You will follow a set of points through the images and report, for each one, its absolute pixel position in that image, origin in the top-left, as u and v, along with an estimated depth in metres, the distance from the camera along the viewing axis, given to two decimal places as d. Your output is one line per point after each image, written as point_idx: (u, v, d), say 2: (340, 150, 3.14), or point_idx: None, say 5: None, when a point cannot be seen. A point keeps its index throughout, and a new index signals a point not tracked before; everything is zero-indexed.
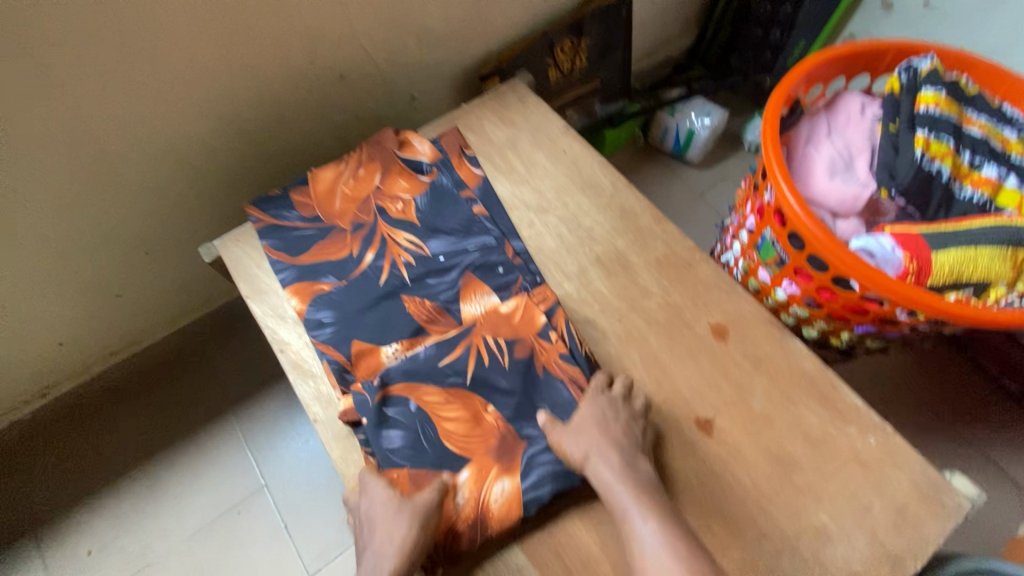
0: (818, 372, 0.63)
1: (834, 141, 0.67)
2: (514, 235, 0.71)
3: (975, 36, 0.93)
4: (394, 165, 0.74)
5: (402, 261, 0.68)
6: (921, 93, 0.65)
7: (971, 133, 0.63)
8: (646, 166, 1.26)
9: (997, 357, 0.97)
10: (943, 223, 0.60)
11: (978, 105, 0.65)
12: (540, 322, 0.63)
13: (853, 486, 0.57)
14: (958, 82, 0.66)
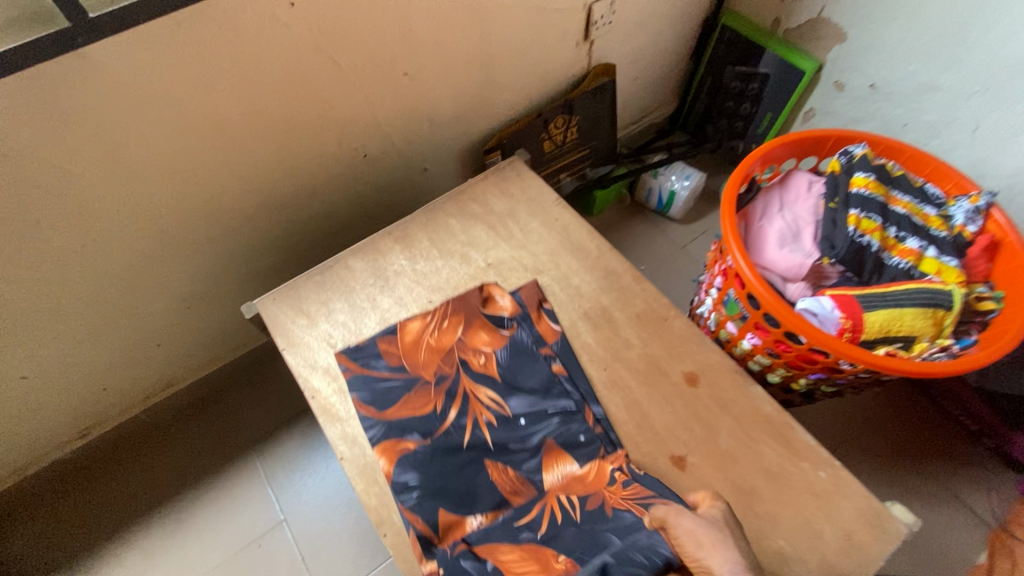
0: (776, 414, 0.72)
1: (784, 215, 0.79)
2: (593, 398, 0.73)
3: (915, 114, 1.08)
4: (475, 319, 0.79)
5: (483, 420, 0.71)
6: (854, 176, 0.78)
7: (897, 211, 0.75)
8: (634, 222, 1.39)
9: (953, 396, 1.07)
10: (874, 287, 0.71)
11: (902, 186, 0.77)
12: (608, 474, 0.67)
13: (807, 515, 0.66)
14: (887, 166, 0.79)
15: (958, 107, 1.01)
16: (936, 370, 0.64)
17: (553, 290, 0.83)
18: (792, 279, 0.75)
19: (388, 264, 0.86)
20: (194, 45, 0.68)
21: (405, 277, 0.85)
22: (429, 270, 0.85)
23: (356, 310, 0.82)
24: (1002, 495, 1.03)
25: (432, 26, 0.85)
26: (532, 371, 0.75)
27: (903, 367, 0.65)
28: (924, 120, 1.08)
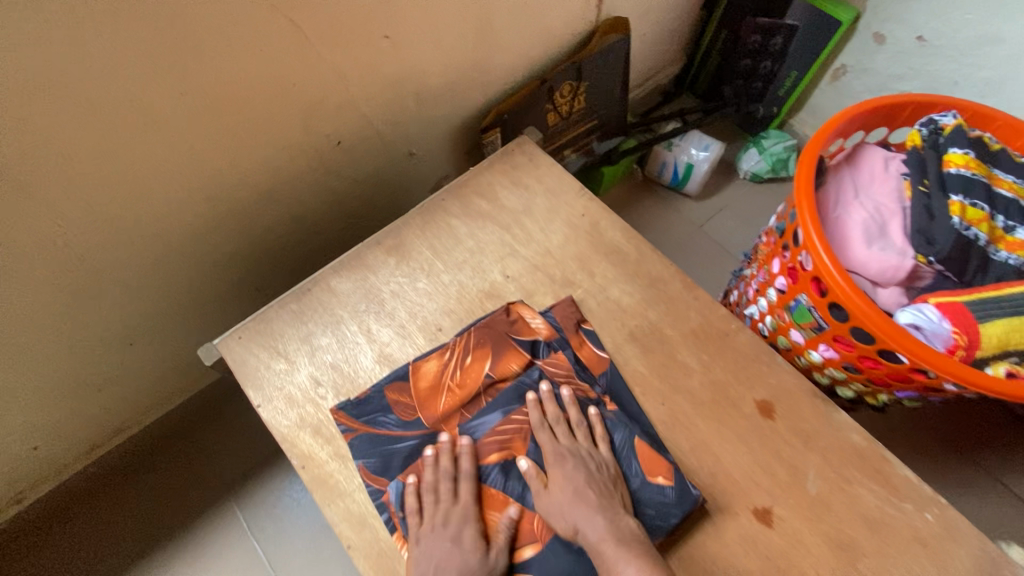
0: (868, 446, 0.61)
1: (863, 202, 0.66)
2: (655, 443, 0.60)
3: (967, 70, 0.96)
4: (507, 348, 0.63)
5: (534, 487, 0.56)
6: (948, 153, 0.65)
7: (1002, 195, 0.63)
8: (646, 201, 1.24)
9: None
10: (985, 290, 0.59)
11: (1002, 163, 0.65)
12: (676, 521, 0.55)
13: (918, 569, 0.56)
14: (982, 139, 0.66)
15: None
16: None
17: (590, 306, 0.68)
18: (883, 283, 0.62)
19: (382, 283, 0.69)
20: (97, 4, 0.48)
21: (405, 299, 0.68)
22: (435, 289, 0.69)
23: (348, 347, 0.65)
24: None
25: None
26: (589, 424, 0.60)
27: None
28: (979, 76, 0.95)
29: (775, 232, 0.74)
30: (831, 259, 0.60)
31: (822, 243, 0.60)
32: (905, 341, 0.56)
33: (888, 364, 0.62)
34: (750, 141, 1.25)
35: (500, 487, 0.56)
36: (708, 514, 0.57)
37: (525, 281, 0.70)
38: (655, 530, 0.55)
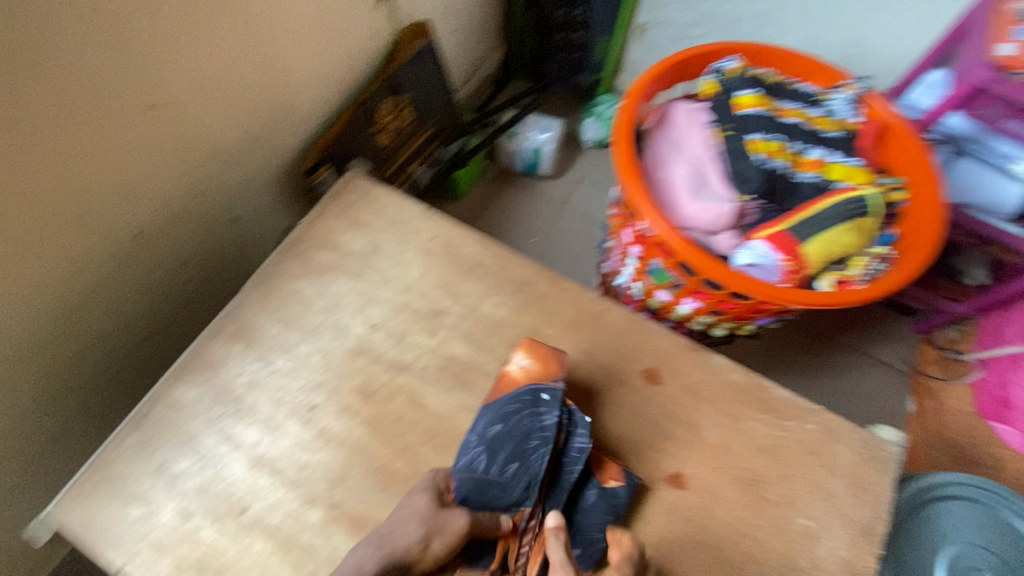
0: (748, 380, 0.65)
1: (682, 159, 0.70)
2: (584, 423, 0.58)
3: (744, 7, 1.04)
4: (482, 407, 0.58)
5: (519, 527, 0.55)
6: (738, 97, 0.70)
7: (789, 123, 0.69)
8: (507, 192, 1.24)
9: None
10: (799, 212, 0.64)
11: (783, 94, 0.71)
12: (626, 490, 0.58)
13: (814, 477, 0.61)
14: (764, 75, 0.72)
15: None
16: (887, 286, 0.60)
17: (466, 329, 0.66)
18: (718, 230, 0.66)
19: (233, 378, 0.62)
20: None
21: (264, 386, 0.61)
22: (296, 365, 0.63)
23: (212, 462, 0.58)
24: (905, 342, 1.14)
25: (169, 29, 0.58)
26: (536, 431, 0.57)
27: (861, 296, 0.60)
28: (756, 10, 1.04)
29: (619, 203, 0.76)
30: (665, 222, 0.63)
31: (652, 211, 0.63)
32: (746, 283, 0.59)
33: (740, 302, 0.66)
34: (585, 110, 1.28)
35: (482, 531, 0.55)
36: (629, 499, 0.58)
37: (392, 324, 0.66)
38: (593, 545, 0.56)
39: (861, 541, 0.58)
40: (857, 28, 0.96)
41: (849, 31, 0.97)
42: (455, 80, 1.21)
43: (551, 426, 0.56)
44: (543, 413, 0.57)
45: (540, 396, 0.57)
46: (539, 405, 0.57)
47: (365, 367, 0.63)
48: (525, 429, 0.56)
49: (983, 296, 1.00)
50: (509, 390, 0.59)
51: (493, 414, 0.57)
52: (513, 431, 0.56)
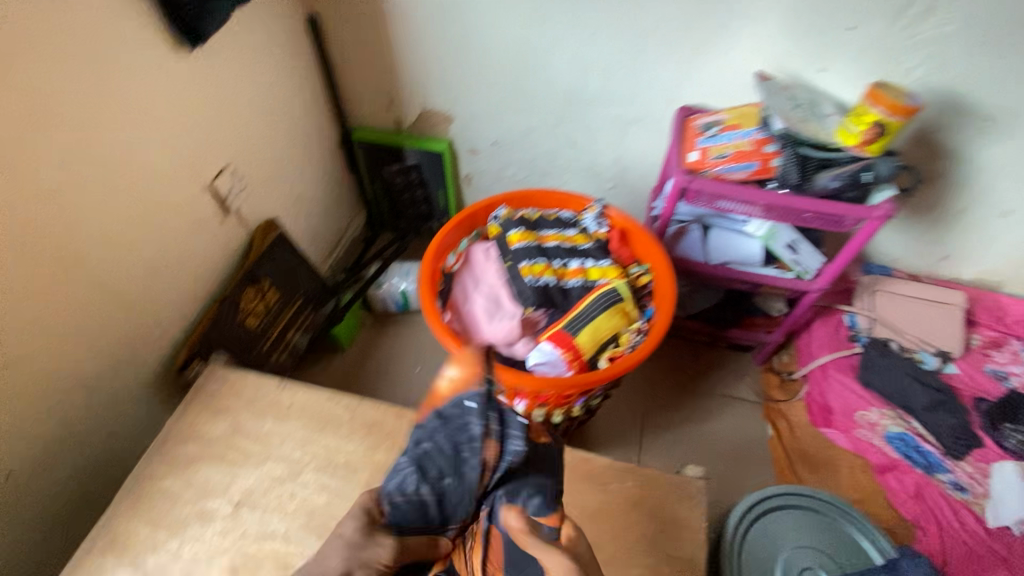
0: (571, 459, 0.77)
1: (480, 291, 0.89)
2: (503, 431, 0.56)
3: (533, 150, 1.30)
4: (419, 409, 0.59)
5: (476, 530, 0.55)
6: (510, 234, 0.90)
7: (551, 246, 0.90)
8: (386, 333, 1.38)
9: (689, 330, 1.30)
10: (570, 312, 0.82)
11: (544, 224, 0.93)
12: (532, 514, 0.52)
13: (638, 529, 0.71)
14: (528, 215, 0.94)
15: (554, 134, 1.25)
16: (639, 355, 0.77)
17: (321, 481, 0.75)
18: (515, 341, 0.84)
19: None
20: None
21: None
22: (165, 558, 0.69)
23: None
24: (755, 375, 1.28)
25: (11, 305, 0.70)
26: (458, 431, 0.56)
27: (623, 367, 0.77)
28: (542, 151, 1.30)
29: None
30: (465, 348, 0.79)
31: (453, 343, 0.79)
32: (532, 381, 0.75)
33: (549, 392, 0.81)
34: None
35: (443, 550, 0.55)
36: None
37: (252, 494, 0.74)
38: None
39: None
40: (617, 150, 1.23)
41: (611, 153, 1.24)
42: (317, 262, 1.39)
43: (477, 432, 0.55)
44: (468, 422, 0.56)
45: (464, 406, 0.57)
46: (465, 414, 0.56)
47: (231, 541, 0.70)
48: (452, 442, 0.56)
49: (786, 323, 1.19)
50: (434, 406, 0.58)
51: (424, 433, 0.57)
52: (441, 446, 0.56)
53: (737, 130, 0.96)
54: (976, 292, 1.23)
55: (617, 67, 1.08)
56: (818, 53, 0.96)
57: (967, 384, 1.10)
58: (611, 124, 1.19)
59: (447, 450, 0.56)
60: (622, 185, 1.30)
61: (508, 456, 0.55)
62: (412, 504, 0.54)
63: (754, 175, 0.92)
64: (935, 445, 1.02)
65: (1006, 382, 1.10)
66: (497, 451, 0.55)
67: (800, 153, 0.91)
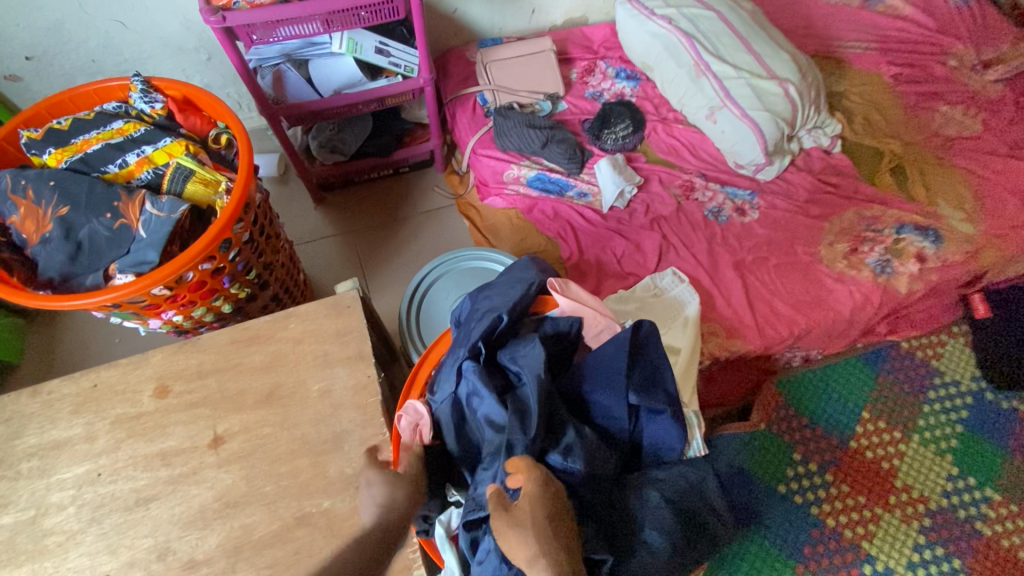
0: (231, 332, 0.81)
1: (38, 230, 0.76)
2: (3, 187, 0.77)
3: (82, 49, 1.11)
4: (64, 196, 0.76)
5: (83, 213, 0.75)
6: (46, 159, 0.80)
7: (96, 150, 0.80)
8: (61, 320, 1.23)
9: (366, 170, 1.35)
10: (160, 192, 0.80)
11: (80, 128, 0.82)
12: (50, 214, 0.76)
13: (311, 352, 0.79)
14: (53, 128, 0.82)
15: (90, 20, 1.07)
16: (239, 202, 0.77)
17: None
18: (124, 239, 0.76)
19: None
20: None
21: None
22: None
23: None
24: (438, 181, 1.43)
25: None
26: (61, 180, 0.76)
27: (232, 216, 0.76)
28: (96, 47, 1.12)
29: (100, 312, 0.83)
30: (68, 302, 0.71)
31: (48, 302, 0.71)
32: (162, 276, 0.73)
33: (197, 275, 0.80)
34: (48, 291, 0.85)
35: (152, 239, 0.75)
36: (186, 478, 0.71)
37: None
38: (186, 536, 0.68)
39: (359, 363, 0.78)
40: (175, 14, 1.10)
41: (174, 20, 1.11)
42: None
43: (40, 174, 0.77)
44: (17, 171, 0.78)
45: (45, 169, 0.78)
46: (60, 169, 0.78)
47: None
48: (75, 179, 0.77)
49: (431, 128, 1.30)
50: (63, 163, 0.80)
51: (66, 180, 0.77)
52: (73, 177, 0.77)
53: None
54: (564, 32, 1.45)
55: None
56: None
57: (575, 113, 1.36)
58: None
59: (100, 182, 0.77)
60: (216, 53, 1.19)
61: (24, 183, 0.77)
62: (130, 196, 0.77)
63: None
64: (560, 172, 1.27)
65: (601, 100, 1.38)
66: (8, 193, 0.77)
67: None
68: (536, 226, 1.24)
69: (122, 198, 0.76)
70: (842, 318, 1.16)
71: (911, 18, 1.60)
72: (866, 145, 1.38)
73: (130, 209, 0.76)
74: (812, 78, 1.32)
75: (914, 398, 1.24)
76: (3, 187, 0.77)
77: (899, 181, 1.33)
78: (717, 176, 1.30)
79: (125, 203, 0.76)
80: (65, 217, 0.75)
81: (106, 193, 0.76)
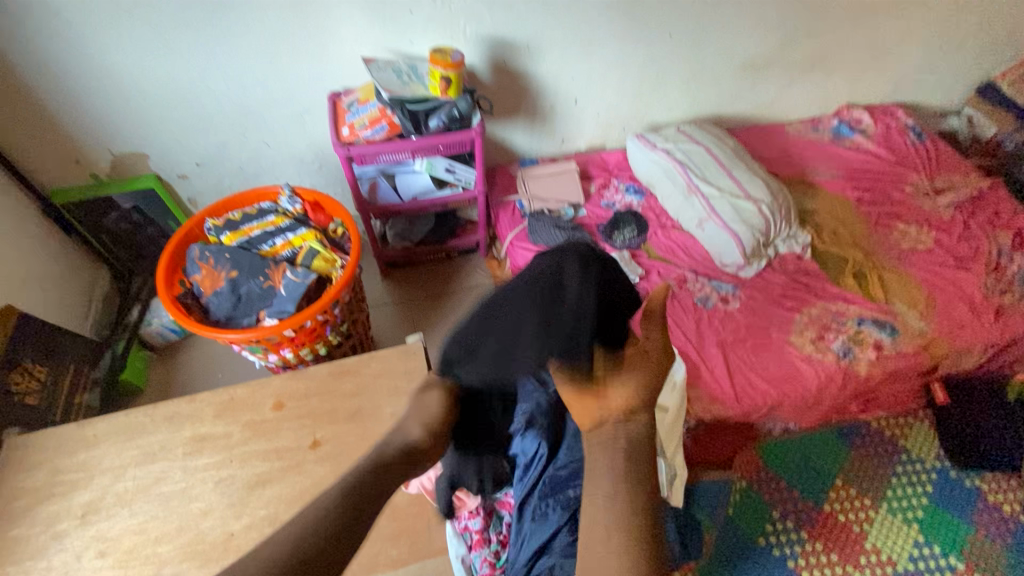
0: (332, 367, 1.11)
1: (212, 286, 1.10)
2: (193, 257, 1.13)
3: (234, 161, 1.54)
4: (233, 264, 1.11)
5: (246, 277, 1.10)
6: (222, 240, 1.17)
7: (256, 235, 1.17)
8: (177, 359, 1.57)
9: (425, 253, 1.71)
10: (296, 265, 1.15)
11: (246, 219, 1.19)
12: (224, 276, 1.10)
13: (387, 385, 1.08)
14: (228, 218, 1.20)
15: (246, 142, 1.50)
16: (351, 274, 1.11)
17: (145, 469, 0.99)
18: (272, 294, 1.10)
19: None
20: None
21: None
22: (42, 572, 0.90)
23: None
24: (480, 265, 1.77)
25: None
26: (232, 254, 1.12)
27: (346, 283, 1.10)
28: (244, 160, 1.54)
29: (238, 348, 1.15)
30: (232, 336, 1.04)
31: (218, 336, 1.04)
32: (295, 321, 1.05)
33: (313, 322, 1.12)
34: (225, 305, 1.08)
35: (290, 296, 1.08)
36: (292, 467, 0.99)
37: (93, 505, 0.96)
38: (290, 510, 0.94)
39: None
40: (304, 141, 1.53)
41: (304, 142, 1.53)
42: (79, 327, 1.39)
43: (218, 248, 1.13)
44: (203, 246, 1.15)
45: (222, 245, 1.15)
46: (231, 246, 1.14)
47: (89, 540, 0.93)
48: (242, 254, 1.12)
49: (479, 225, 1.67)
50: (233, 242, 1.16)
51: (237, 253, 1.12)
52: (242, 252, 1.13)
53: (368, 104, 1.34)
54: (588, 155, 1.85)
55: (267, 78, 1.37)
56: (402, 34, 1.36)
57: (593, 218, 1.72)
58: (288, 121, 1.48)
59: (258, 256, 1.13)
60: (327, 165, 1.61)
61: (208, 254, 1.13)
62: (278, 266, 1.12)
63: (389, 133, 1.31)
64: None
65: (614, 208, 1.74)
66: (195, 261, 1.13)
67: (409, 109, 1.29)
68: None
69: (273, 267, 1.11)
70: (809, 393, 1.39)
71: (874, 152, 1.93)
72: (833, 253, 1.67)
73: (278, 274, 1.11)
74: (783, 200, 1.65)
75: (882, 470, 1.42)
76: (193, 256, 1.13)
77: (861, 283, 1.60)
78: (707, 273, 1.60)
79: (274, 272, 1.11)
80: (234, 279, 1.10)
81: (261, 263, 1.11)
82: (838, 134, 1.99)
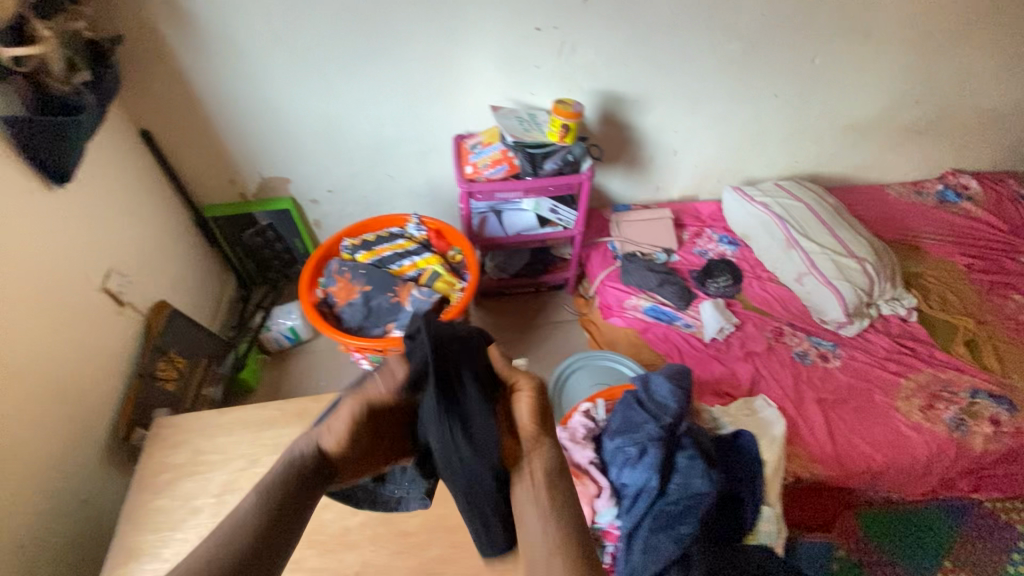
0: None
1: (346, 298, 1.22)
2: (331, 270, 1.26)
3: (359, 190, 1.70)
4: (367, 280, 1.23)
5: (377, 292, 1.21)
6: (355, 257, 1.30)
7: (386, 255, 1.29)
8: (285, 364, 1.70)
9: (518, 286, 1.79)
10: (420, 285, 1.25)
11: (378, 240, 1.32)
12: (358, 290, 1.22)
13: None
14: (362, 238, 1.33)
15: (373, 173, 1.66)
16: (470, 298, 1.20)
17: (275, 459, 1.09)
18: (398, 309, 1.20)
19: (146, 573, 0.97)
20: None
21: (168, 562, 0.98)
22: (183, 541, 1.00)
23: None
24: (568, 302, 1.83)
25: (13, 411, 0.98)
26: (366, 270, 1.24)
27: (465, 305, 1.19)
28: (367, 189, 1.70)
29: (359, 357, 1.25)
30: (364, 344, 1.14)
31: (351, 342, 1.14)
32: None
33: None
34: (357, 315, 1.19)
35: (415, 312, 1.18)
36: None
37: (229, 486, 1.06)
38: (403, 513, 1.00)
39: None
40: (422, 175, 1.68)
41: (422, 176, 1.68)
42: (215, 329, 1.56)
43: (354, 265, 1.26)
44: (340, 262, 1.28)
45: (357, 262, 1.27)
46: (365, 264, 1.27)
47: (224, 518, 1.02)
48: (375, 271, 1.24)
49: (573, 263, 1.74)
50: (366, 260, 1.29)
51: (370, 270, 1.25)
52: (375, 270, 1.25)
53: (492, 147, 1.48)
54: (681, 204, 1.90)
55: (401, 118, 1.53)
56: (526, 86, 1.50)
57: (685, 265, 1.75)
58: (412, 157, 1.63)
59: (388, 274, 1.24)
60: (438, 198, 1.75)
61: (345, 269, 1.25)
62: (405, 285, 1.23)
63: (508, 172, 1.43)
64: (671, 305, 1.62)
65: (707, 256, 1.76)
66: (333, 274, 1.26)
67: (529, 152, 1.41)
68: (648, 344, 1.57)
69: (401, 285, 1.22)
70: (918, 463, 1.32)
71: (983, 219, 1.86)
72: (940, 319, 1.61)
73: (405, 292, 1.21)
74: (886, 261, 1.62)
75: (997, 558, 1.31)
76: (332, 270, 1.26)
77: (973, 353, 1.52)
78: (804, 328, 1.58)
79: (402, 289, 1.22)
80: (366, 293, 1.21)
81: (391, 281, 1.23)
82: (944, 198, 1.94)
